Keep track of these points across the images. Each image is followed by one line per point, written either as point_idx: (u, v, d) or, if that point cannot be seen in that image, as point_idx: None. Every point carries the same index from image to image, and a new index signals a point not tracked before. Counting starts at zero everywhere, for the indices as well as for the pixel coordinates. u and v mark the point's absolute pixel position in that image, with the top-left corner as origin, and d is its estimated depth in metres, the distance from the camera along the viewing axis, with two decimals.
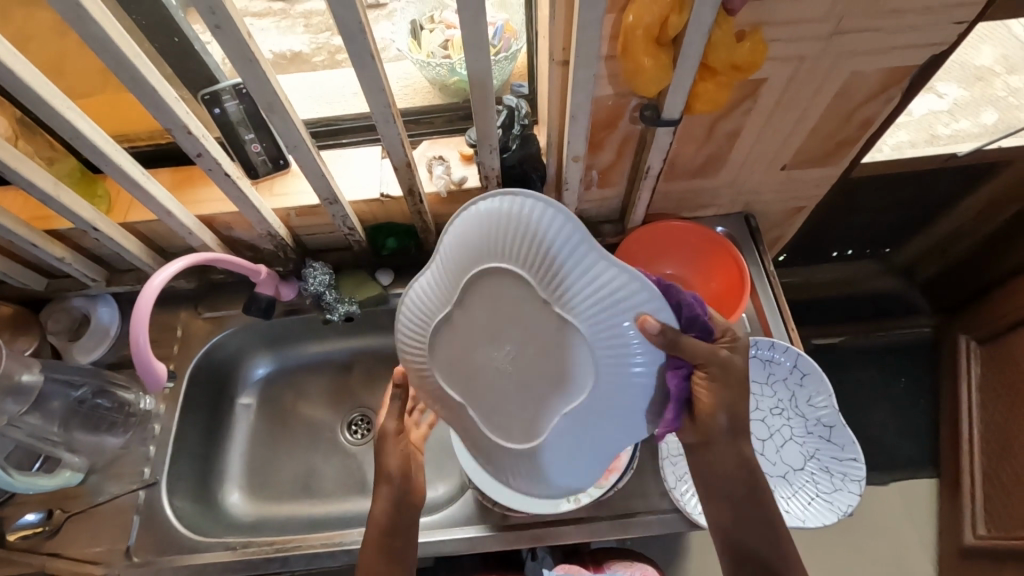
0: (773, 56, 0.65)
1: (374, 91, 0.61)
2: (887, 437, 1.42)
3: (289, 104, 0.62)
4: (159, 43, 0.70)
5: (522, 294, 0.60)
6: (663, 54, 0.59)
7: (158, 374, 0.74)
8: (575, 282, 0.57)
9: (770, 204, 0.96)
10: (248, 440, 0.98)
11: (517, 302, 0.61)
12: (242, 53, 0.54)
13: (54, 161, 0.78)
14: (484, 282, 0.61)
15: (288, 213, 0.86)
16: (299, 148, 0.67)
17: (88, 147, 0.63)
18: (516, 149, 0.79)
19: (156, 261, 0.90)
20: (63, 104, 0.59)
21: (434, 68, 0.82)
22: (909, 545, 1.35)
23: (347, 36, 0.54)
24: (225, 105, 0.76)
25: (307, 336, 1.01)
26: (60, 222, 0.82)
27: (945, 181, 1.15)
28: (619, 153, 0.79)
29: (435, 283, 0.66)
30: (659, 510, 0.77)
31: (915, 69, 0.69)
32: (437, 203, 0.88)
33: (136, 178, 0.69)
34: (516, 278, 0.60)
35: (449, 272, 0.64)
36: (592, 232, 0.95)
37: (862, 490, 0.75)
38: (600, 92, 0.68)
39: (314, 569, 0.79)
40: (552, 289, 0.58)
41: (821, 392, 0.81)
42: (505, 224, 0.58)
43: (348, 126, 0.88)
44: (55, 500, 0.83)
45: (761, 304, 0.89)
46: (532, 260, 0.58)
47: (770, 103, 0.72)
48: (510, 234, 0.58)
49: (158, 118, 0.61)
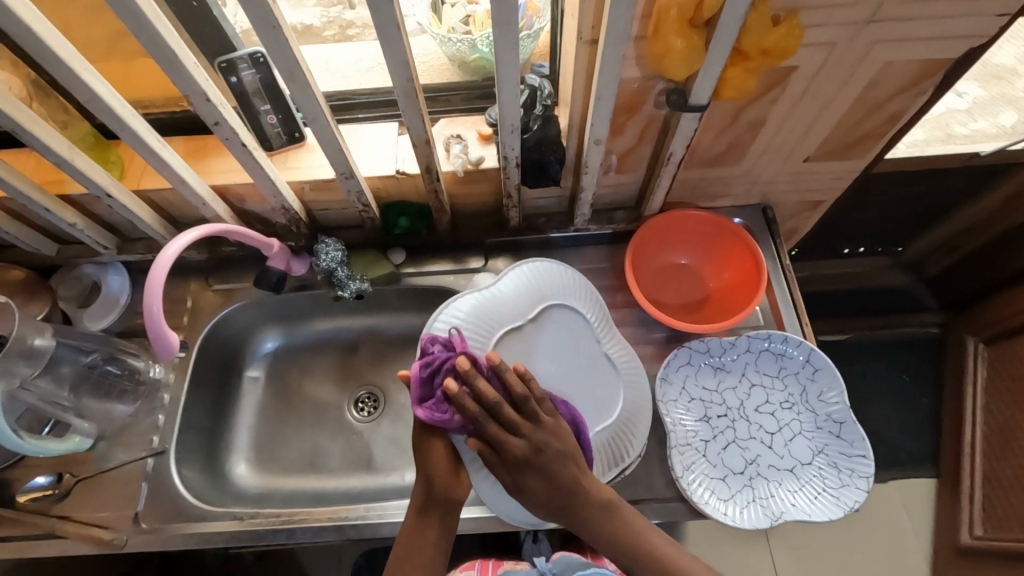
0: (805, 43, 0.63)
1: (396, 65, 0.60)
2: (889, 436, 1.42)
3: (310, 74, 0.61)
4: (177, 7, 0.68)
5: (578, 333, 0.79)
6: (695, 35, 0.58)
7: (170, 343, 0.73)
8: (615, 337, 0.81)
9: (788, 197, 0.95)
10: (255, 413, 0.99)
11: (574, 337, 0.79)
12: (265, 20, 0.53)
13: (67, 125, 0.78)
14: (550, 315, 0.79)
15: (302, 187, 0.85)
16: (318, 120, 0.66)
17: (105, 110, 0.62)
18: (536, 130, 0.77)
19: (168, 231, 0.89)
20: (81, 66, 0.58)
21: (453, 44, 0.80)
22: (905, 544, 1.36)
23: (373, 6, 0.53)
24: (241, 74, 0.74)
25: (315, 311, 1.01)
26: (73, 187, 0.81)
27: (962, 179, 1.13)
28: (640, 139, 0.78)
29: (497, 302, 0.77)
30: (663, 498, 0.77)
31: (948, 63, 0.67)
32: (452, 182, 0.87)
33: (152, 145, 0.68)
34: (576, 320, 0.79)
35: (515, 300, 0.78)
36: (607, 218, 0.94)
37: (870, 487, 0.75)
38: (626, 75, 0.66)
39: (320, 542, 0.80)
40: (600, 335, 0.80)
41: (833, 387, 0.81)
42: (573, 282, 0.82)
43: (364, 101, 0.87)
44: (64, 465, 0.84)
45: (775, 296, 0.88)
46: (589, 311, 0.81)
47: (797, 92, 0.71)
48: (575, 288, 0.82)
49: (177, 84, 0.60)
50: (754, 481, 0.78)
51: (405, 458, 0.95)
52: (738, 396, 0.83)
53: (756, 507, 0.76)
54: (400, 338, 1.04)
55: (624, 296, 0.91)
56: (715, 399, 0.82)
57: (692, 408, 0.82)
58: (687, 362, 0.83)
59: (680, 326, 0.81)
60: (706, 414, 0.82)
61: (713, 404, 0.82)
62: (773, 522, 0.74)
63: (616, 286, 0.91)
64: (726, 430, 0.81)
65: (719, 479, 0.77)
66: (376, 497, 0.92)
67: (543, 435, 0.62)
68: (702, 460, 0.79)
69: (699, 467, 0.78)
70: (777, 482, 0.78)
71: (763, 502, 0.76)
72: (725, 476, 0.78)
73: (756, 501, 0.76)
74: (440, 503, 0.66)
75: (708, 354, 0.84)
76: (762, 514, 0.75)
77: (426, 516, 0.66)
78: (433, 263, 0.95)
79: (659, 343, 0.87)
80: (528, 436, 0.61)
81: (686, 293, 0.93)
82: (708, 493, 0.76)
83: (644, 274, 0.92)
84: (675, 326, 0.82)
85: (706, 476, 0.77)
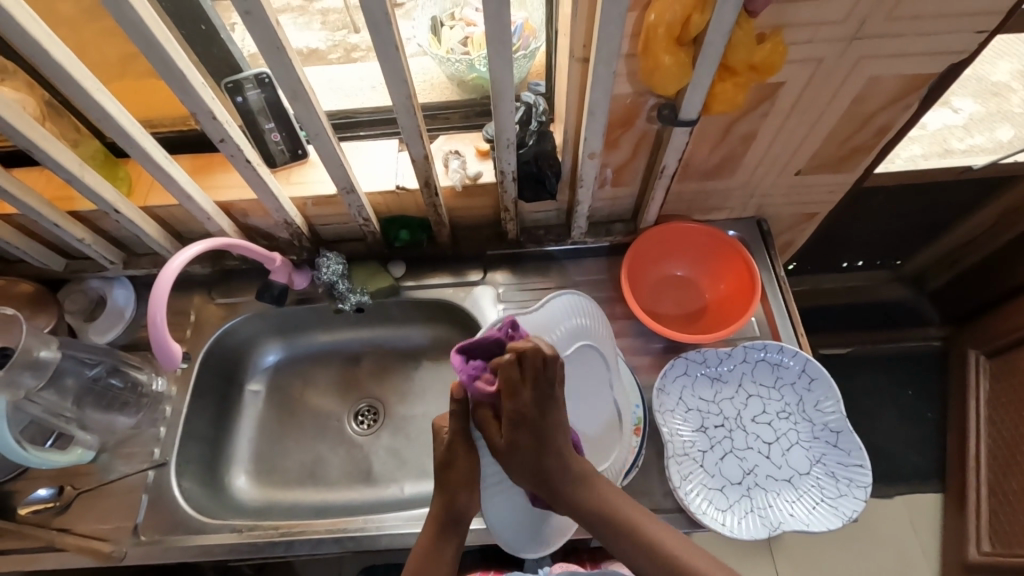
0: (791, 59, 0.65)
1: (396, 82, 0.62)
2: (892, 449, 1.41)
3: (312, 92, 0.63)
4: (186, 30, 0.71)
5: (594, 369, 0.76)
6: (683, 53, 0.60)
7: (173, 354, 0.75)
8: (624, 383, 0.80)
9: (783, 209, 0.96)
10: (256, 426, 0.99)
11: (594, 379, 0.76)
12: (270, 41, 0.55)
13: (78, 143, 0.80)
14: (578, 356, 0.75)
15: (305, 202, 0.87)
16: (320, 136, 0.68)
17: (114, 128, 0.64)
18: (532, 145, 0.79)
19: (174, 245, 0.91)
20: (94, 86, 0.60)
21: (452, 64, 0.83)
22: (912, 560, 1.34)
23: (373, 28, 0.55)
24: (247, 94, 0.77)
25: (317, 324, 1.02)
26: (82, 204, 0.84)
27: (957, 193, 1.14)
28: (633, 153, 0.80)
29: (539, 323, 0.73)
30: (663, 509, 0.77)
31: (933, 77, 0.69)
32: (451, 196, 0.89)
33: (159, 161, 0.70)
34: (599, 363, 0.76)
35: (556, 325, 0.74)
36: (604, 231, 0.95)
37: (868, 496, 0.75)
38: (618, 90, 0.68)
39: (318, 554, 0.80)
40: (616, 379, 0.78)
41: (829, 397, 0.81)
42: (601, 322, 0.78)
43: (367, 119, 0.89)
44: (65, 477, 0.84)
45: (771, 307, 0.89)
46: (610, 350, 0.77)
47: (787, 106, 0.73)
48: (601, 324, 0.78)
49: (185, 102, 0.62)
50: (752, 491, 0.77)
51: (405, 471, 0.95)
52: (735, 406, 0.83)
53: (754, 517, 0.75)
54: (401, 351, 1.05)
55: (622, 308, 0.92)
56: (711, 409, 0.83)
57: (689, 418, 0.82)
58: (684, 372, 0.84)
59: (676, 336, 0.82)
60: (703, 424, 0.82)
61: (710, 414, 0.83)
62: (771, 532, 0.74)
63: (614, 298, 0.92)
64: (724, 440, 0.81)
65: (717, 489, 0.77)
66: (375, 510, 0.92)
67: (540, 396, 0.61)
68: (700, 470, 0.79)
69: (696, 477, 0.78)
70: (775, 492, 0.77)
71: (761, 512, 0.76)
72: (723, 486, 0.78)
73: (754, 511, 0.76)
74: (464, 518, 0.65)
75: (705, 364, 0.84)
76: (760, 523, 0.75)
77: (446, 531, 0.65)
78: (433, 275, 0.96)
79: (656, 354, 0.88)
80: (530, 395, 0.60)
81: (683, 304, 0.93)
82: (706, 503, 0.76)
83: (641, 285, 0.93)
84: (671, 336, 0.82)
85: (704, 486, 0.77)
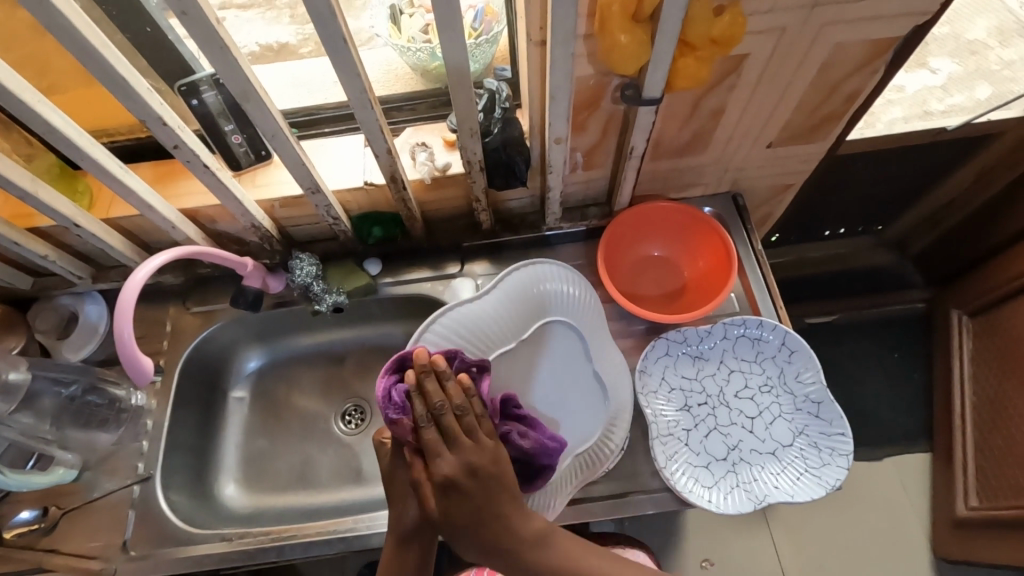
0: (753, 30, 0.64)
1: (349, 77, 0.60)
2: (881, 411, 1.43)
3: (264, 92, 0.61)
4: (132, 33, 0.69)
5: (571, 348, 0.81)
6: (640, 30, 0.59)
7: (144, 367, 0.74)
8: (612, 357, 0.82)
9: (758, 182, 0.95)
10: (242, 431, 0.99)
11: (569, 352, 0.81)
12: (212, 40, 0.53)
13: (32, 157, 0.78)
14: (551, 332, 0.81)
15: (272, 204, 0.85)
16: (277, 137, 0.66)
17: (62, 140, 0.62)
18: (497, 133, 0.78)
19: (140, 256, 0.89)
20: (35, 98, 0.58)
21: (414, 54, 0.80)
22: (904, 520, 1.37)
23: (318, 22, 0.53)
24: (203, 96, 0.75)
25: (295, 327, 1.01)
26: (42, 220, 0.81)
27: (933, 155, 1.14)
28: (603, 134, 0.78)
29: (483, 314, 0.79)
30: (652, 490, 0.78)
31: (898, 41, 0.69)
32: (421, 190, 0.87)
33: (115, 172, 0.68)
34: (574, 337, 0.81)
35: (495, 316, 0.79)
36: (579, 215, 0.95)
37: (850, 464, 0.76)
38: (580, 72, 0.67)
39: (311, 557, 0.79)
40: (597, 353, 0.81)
41: (809, 368, 0.81)
42: (584, 298, 0.83)
43: (330, 115, 0.87)
44: (51, 497, 0.84)
45: (750, 283, 0.89)
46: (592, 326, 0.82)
47: (753, 78, 0.72)
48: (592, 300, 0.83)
49: (132, 110, 0.60)
50: (737, 467, 0.78)
51: None
52: (717, 383, 0.83)
53: (740, 492, 0.76)
54: (384, 348, 1.04)
55: (602, 292, 0.91)
56: (695, 387, 0.83)
57: (672, 398, 0.82)
58: (665, 352, 0.84)
59: (655, 318, 0.81)
60: (687, 403, 0.82)
61: (693, 392, 0.83)
62: (757, 506, 0.75)
63: (593, 282, 0.92)
64: (707, 417, 0.81)
65: (702, 467, 0.78)
66: (366, 509, 0.91)
67: (466, 457, 0.60)
68: (684, 449, 0.79)
69: (681, 456, 0.78)
70: (760, 465, 0.78)
71: (747, 487, 0.77)
72: (708, 464, 0.78)
73: (739, 486, 0.77)
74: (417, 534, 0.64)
75: (686, 343, 0.84)
76: (746, 498, 0.76)
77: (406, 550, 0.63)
78: (410, 271, 0.95)
79: (639, 336, 0.88)
80: (454, 459, 0.60)
81: (661, 284, 0.93)
82: (692, 482, 0.76)
83: (619, 269, 0.93)
84: (650, 317, 0.82)
85: (689, 464, 0.78)
